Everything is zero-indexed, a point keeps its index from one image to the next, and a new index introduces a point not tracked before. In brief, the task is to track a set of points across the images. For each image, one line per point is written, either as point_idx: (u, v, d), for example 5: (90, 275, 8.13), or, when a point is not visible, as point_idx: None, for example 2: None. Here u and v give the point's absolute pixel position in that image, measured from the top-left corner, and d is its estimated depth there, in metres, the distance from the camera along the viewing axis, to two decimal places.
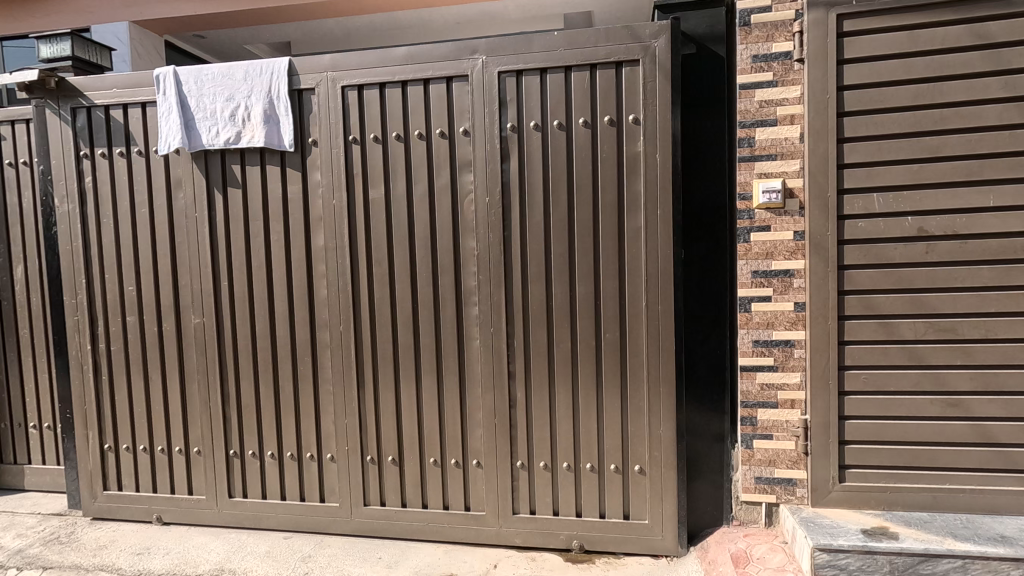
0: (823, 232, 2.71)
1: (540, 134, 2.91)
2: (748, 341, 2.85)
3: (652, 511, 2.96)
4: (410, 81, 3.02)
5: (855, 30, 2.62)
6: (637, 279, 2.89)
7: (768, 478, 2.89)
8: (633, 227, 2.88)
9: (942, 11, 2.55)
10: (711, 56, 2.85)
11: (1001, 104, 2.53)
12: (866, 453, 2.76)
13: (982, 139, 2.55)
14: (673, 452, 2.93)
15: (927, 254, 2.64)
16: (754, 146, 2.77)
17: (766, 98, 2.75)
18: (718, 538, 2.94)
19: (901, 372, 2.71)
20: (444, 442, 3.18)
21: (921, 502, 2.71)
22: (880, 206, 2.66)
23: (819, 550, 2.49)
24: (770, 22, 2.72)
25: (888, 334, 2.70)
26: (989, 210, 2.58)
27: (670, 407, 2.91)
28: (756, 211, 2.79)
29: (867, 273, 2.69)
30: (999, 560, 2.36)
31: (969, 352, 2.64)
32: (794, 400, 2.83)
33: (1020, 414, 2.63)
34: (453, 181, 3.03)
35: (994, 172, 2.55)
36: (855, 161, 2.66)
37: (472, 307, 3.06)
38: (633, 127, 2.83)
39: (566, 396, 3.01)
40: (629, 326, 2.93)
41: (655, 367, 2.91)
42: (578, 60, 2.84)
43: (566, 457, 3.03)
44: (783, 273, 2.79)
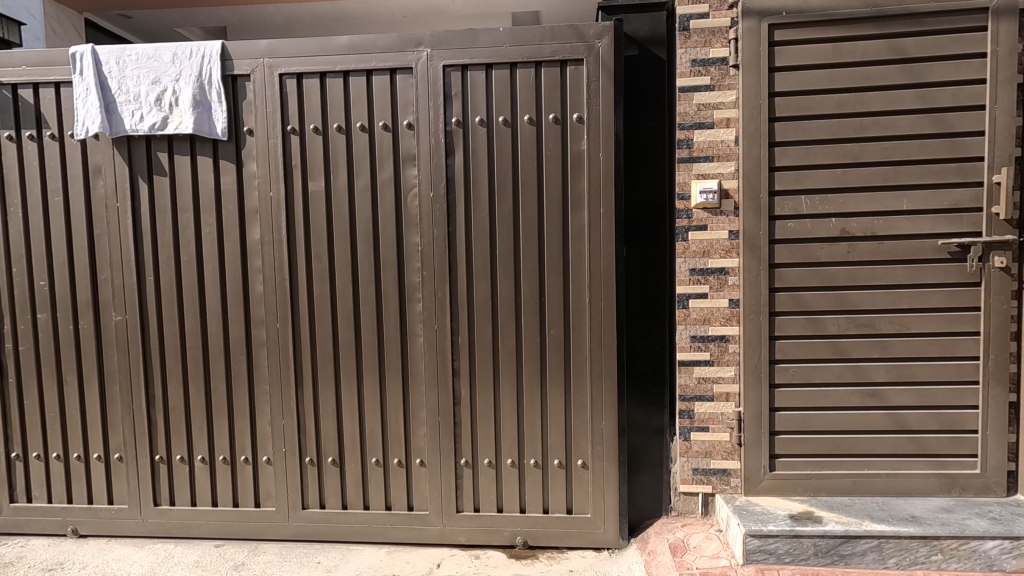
0: (756, 231, 2.83)
1: (485, 129, 2.90)
2: (686, 336, 2.94)
3: (595, 505, 3.01)
4: (352, 72, 2.94)
5: (784, 40, 2.75)
6: (581, 276, 2.93)
7: (705, 469, 3.00)
8: (577, 225, 2.91)
9: (862, 25, 2.71)
10: (652, 58, 2.92)
11: (914, 115, 2.72)
12: (793, 443, 2.91)
13: (897, 146, 2.73)
14: (615, 445, 2.99)
15: (849, 253, 2.80)
16: (692, 147, 2.86)
17: (704, 101, 2.84)
18: (657, 529, 3.02)
19: (826, 365, 2.87)
20: (386, 441, 3.12)
21: (843, 487, 2.88)
22: (808, 207, 2.80)
23: (751, 536, 2.60)
24: (708, 28, 2.81)
25: (815, 329, 2.85)
26: (904, 212, 2.77)
27: (612, 402, 2.96)
28: (694, 211, 2.89)
29: (796, 271, 2.83)
30: (909, 538, 2.53)
31: (885, 346, 2.83)
32: (729, 393, 2.94)
33: (930, 403, 2.83)
34: (397, 175, 2.98)
35: (908, 177, 2.74)
36: (785, 164, 2.80)
37: (416, 303, 3.02)
38: (577, 126, 2.87)
39: (511, 393, 3.01)
40: (573, 323, 2.96)
41: (597, 363, 2.96)
42: (523, 57, 2.84)
43: (510, 453, 3.04)
44: (719, 271, 2.89)
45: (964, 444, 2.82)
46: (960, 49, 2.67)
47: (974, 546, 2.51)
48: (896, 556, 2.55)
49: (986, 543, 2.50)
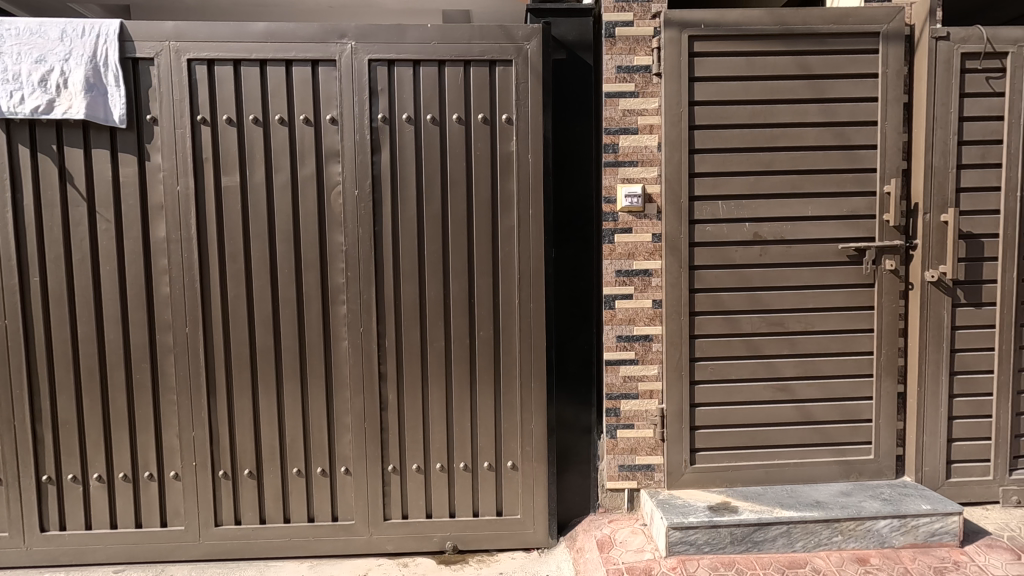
0: (677, 234, 2.94)
1: (412, 127, 2.83)
2: (612, 336, 3.01)
3: (524, 506, 3.02)
4: (269, 61, 2.77)
5: (703, 52, 2.87)
6: (510, 277, 2.93)
7: (630, 465, 3.08)
8: (506, 226, 2.91)
9: (773, 42, 2.88)
10: (579, 62, 2.97)
11: (817, 127, 2.92)
12: (712, 437, 3.04)
13: (803, 156, 2.92)
14: (544, 446, 3.01)
15: (761, 256, 2.97)
16: (617, 152, 2.93)
17: (629, 107, 2.92)
18: (585, 526, 3.07)
19: (741, 361, 3.02)
20: (309, 450, 2.97)
21: (756, 477, 3.05)
22: (724, 212, 2.94)
23: (672, 529, 2.70)
24: (632, 36, 2.89)
25: (730, 327, 3.00)
26: (809, 218, 2.97)
27: (541, 402, 2.98)
28: (620, 214, 2.96)
29: (713, 272, 2.97)
30: (814, 522, 2.72)
31: (794, 343, 3.01)
32: (653, 391, 3.04)
33: (832, 395, 3.05)
34: (319, 171, 2.84)
35: (812, 185, 2.94)
36: (704, 170, 2.92)
37: (340, 305, 2.90)
38: (506, 126, 2.86)
39: (441, 396, 2.96)
40: (502, 324, 2.95)
41: (527, 364, 2.97)
42: (452, 55, 2.80)
43: (439, 457, 2.98)
44: (643, 272, 2.98)
45: (861, 432, 3.06)
46: (856, 69, 2.90)
47: (869, 525, 2.73)
48: (802, 539, 2.72)
49: (879, 523, 2.73)
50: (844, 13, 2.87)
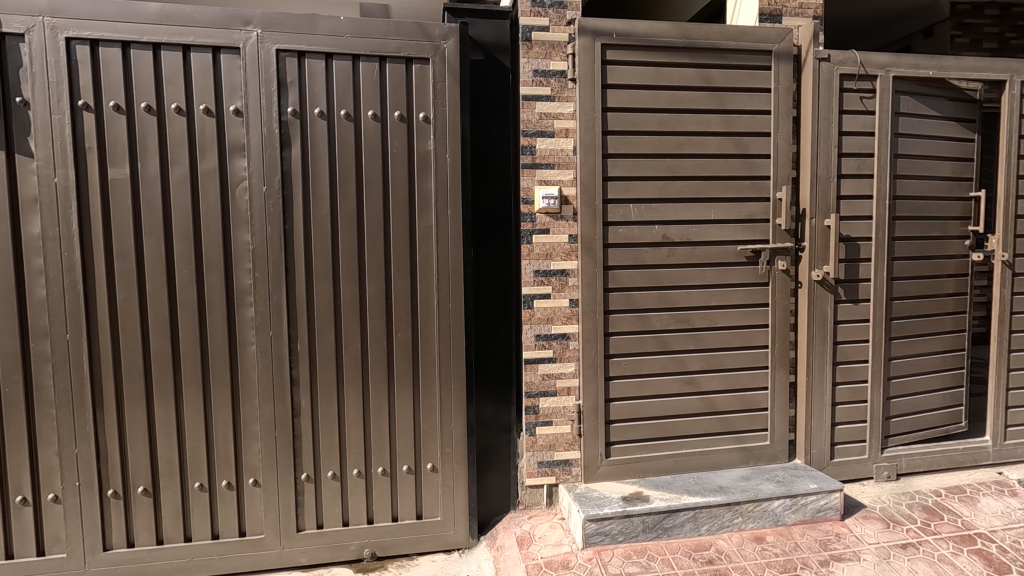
0: (592, 235, 3.03)
1: (325, 122, 2.73)
2: (531, 335, 3.06)
3: (445, 507, 3.00)
4: (164, 45, 2.57)
5: (615, 60, 2.99)
6: (429, 277, 2.91)
7: (549, 461, 3.14)
8: (424, 226, 2.88)
9: (679, 54, 3.04)
10: (497, 64, 3.00)
11: (719, 136, 3.12)
12: (625, 430, 3.17)
13: (706, 163, 3.11)
14: (464, 446, 3.01)
15: (669, 257, 3.13)
16: (535, 154, 2.98)
17: (545, 111, 2.98)
18: (506, 524, 3.11)
19: (652, 357, 3.17)
20: (212, 463, 2.79)
21: (667, 467, 3.21)
22: (635, 215, 3.07)
23: (589, 521, 2.79)
24: (548, 41, 2.96)
25: (642, 325, 3.14)
26: (711, 221, 3.16)
27: (460, 402, 2.98)
28: (537, 215, 3.01)
29: (626, 272, 3.09)
30: (717, 506, 2.90)
31: (699, 338, 3.20)
32: (570, 388, 3.12)
33: (733, 386, 3.27)
34: (223, 165, 2.67)
35: (714, 191, 3.13)
36: (616, 174, 3.04)
37: (248, 308, 2.75)
38: (424, 125, 2.84)
39: (357, 400, 2.88)
40: (421, 325, 2.92)
41: (446, 365, 2.96)
42: (367, 50, 2.73)
43: (356, 463, 2.90)
44: (560, 272, 3.05)
45: (758, 420, 3.31)
46: (752, 83, 3.13)
47: (765, 506, 2.95)
48: (707, 523, 2.90)
49: (773, 503, 2.96)
50: (741, 30, 3.08)
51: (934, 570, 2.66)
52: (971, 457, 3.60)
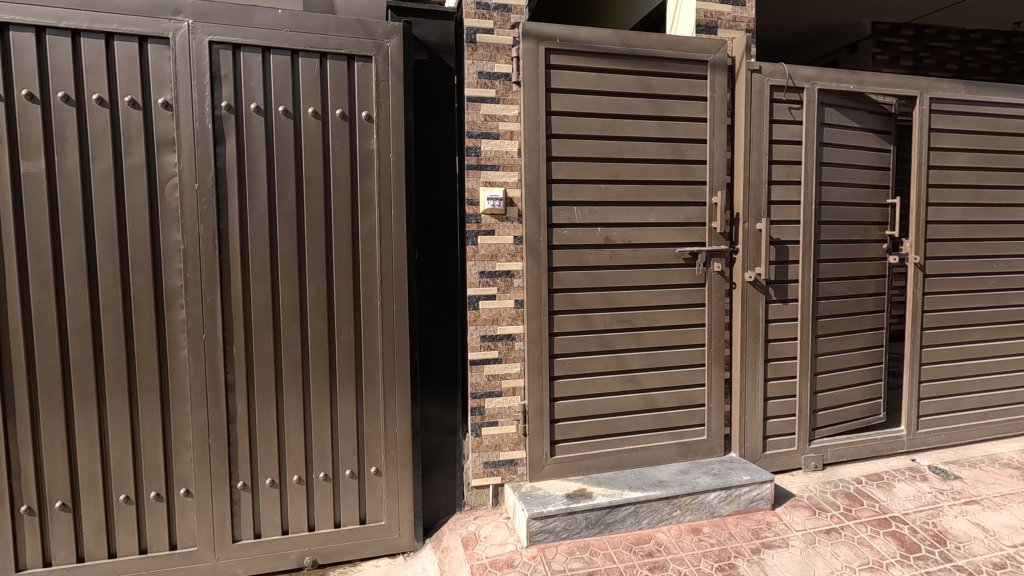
0: (537, 237, 3.07)
1: (262, 118, 2.64)
2: (476, 336, 3.06)
3: (389, 511, 2.96)
4: (84, 32, 2.41)
5: (559, 65, 3.03)
6: (372, 279, 2.87)
7: (495, 461, 3.16)
8: (367, 226, 2.83)
9: (620, 61, 3.12)
10: (441, 64, 3.00)
11: (658, 142, 3.22)
12: (569, 429, 3.22)
13: (647, 167, 3.21)
14: (408, 449, 2.99)
15: (611, 258, 3.20)
16: (480, 155, 2.99)
17: (490, 112, 2.99)
18: (451, 525, 3.11)
19: (595, 357, 3.24)
20: (139, 474, 2.64)
21: (610, 463, 3.28)
22: (579, 217, 3.13)
23: (533, 519, 2.82)
24: (493, 43, 2.98)
25: (585, 325, 3.20)
26: (651, 224, 3.26)
27: (404, 404, 2.96)
28: (483, 216, 3.02)
29: (569, 274, 3.15)
30: (657, 500, 2.99)
31: (640, 337, 3.30)
32: (515, 388, 3.15)
33: (672, 384, 3.38)
34: (151, 161, 2.55)
35: (654, 195, 3.24)
36: (560, 177, 3.09)
37: (178, 310, 2.62)
38: (366, 124, 2.79)
39: (297, 405, 2.80)
40: (364, 327, 2.88)
41: (390, 367, 2.93)
42: (306, 45, 2.66)
43: (296, 469, 2.82)
44: (505, 273, 3.07)
45: (696, 416, 3.43)
46: (690, 91, 3.25)
47: (702, 498, 3.07)
48: (647, 517, 2.99)
49: (709, 495, 3.08)
50: (679, 40, 3.19)
51: (854, 552, 2.84)
52: (889, 446, 3.86)
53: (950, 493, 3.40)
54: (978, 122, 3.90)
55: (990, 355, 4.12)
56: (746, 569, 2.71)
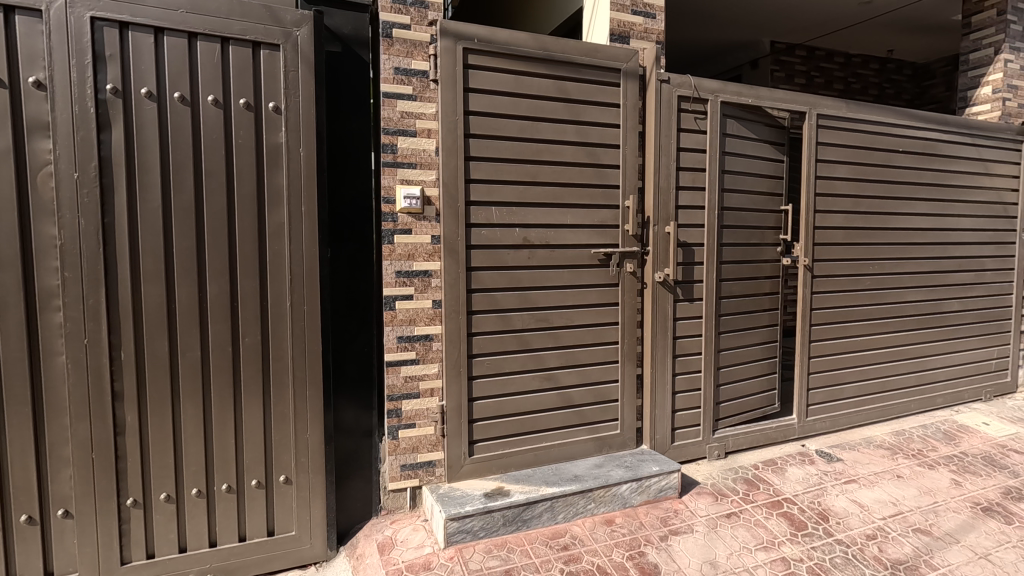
0: (455, 236, 3.05)
1: (154, 105, 2.44)
2: (392, 337, 3.00)
3: (299, 521, 2.84)
4: None
5: (476, 65, 3.04)
6: (281, 279, 2.73)
7: (412, 464, 3.11)
8: (275, 223, 2.70)
9: (537, 65, 3.17)
10: (356, 57, 2.92)
11: (574, 146, 3.30)
12: (488, 428, 3.23)
13: (563, 170, 3.28)
14: (321, 455, 2.88)
15: (529, 259, 3.25)
16: (396, 153, 2.94)
17: (406, 110, 2.95)
18: (367, 531, 3.03)
19: (513, 356, 3.27)
20: (7, 496, 2.36)
21: (528, 461, 3.33)
22: (497, 217, 3.15)
23: (451, 520, 2.81)
24: (410, 40, 2.94)
25: (504, 324, 3.23)
26: (568, 226, 3.34)
27: (317, 409, 2.85)
28: (399, 215, 2.97)
29: (488, 274, 3.16)
30: (572, 495, 3.07)
31: (557, 336, 3.37)
32: (433, 389, 3.12)
33: (588, 381, 3.48)
34: (20, 146, 2.28)
35: (570, 197, 3.32)
36: (478, 177, 3.09)
37: (55, 313, 2.38)
38: (274, 116, 2.66)
39: (196, 413, 2.61)
40: (272, 329, 2.74)
41: (300, 371, 2.80)
42: (206, 29, 2.49)
43: (196, 482, 2.63)
44: (422, 273, 3.04)
45: (610, 411, 3.56)
46: (604, 98, 3.36)
47: (614, 491, 3.19)
48: (563, 511, 3.06)
49: (621, 487, 3.21)
50: (594, 48, 3.29)
51: (751, 534, 3.06)
52: (782, 433, 4.19)
53: (833, 474, 3.75)
54: (858, 138, 4.32)
55: (868, 348, 4.58)
56: (655, 556, 2.85)
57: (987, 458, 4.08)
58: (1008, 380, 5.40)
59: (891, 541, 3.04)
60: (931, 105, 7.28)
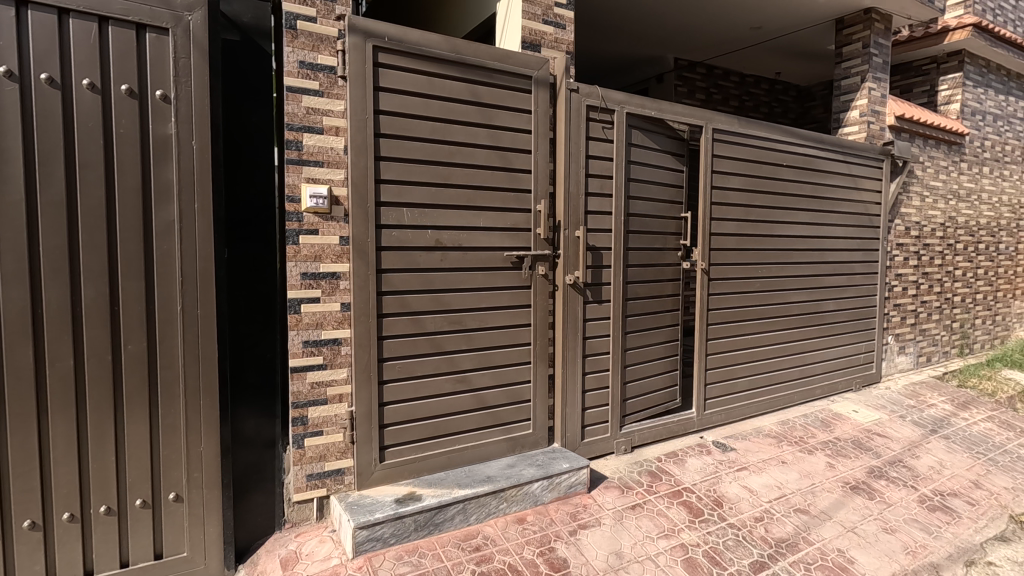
0: (365, 237, 2.98)
1: (16, 86, 2.18)
2: (297, 342, 2.87)
3: (192, 541, 2.65)
4: None
5: (387, 64, 2.98)
6: (171, 281, 2.54)
7: (319, 473, 2.99)
8: (163, 220, 2.50)
9: (450, 68, 3.17)
10: (256, 47, 2.81)
11: (487, 149, 3.33)
12: (400, 432, 3.17)
13: (476, 173, 3.30)
14: (217, 469, 2.70)
15: (442, 261, 3.24)
16: (301, 150, 2.82)
17: (312, 106, 2.84)
18: (269, 546, 2.88)
19: (426, 359, 3.24)
20: None
21: (441, 464, 3.31)
22: (408, 219, 3.11)
23: (359, 529, 2.72)
24: (316, 33, 2.83)
25: (416, 327, 3.19)
26: (481, 228, 3.36)
27: (212, 420, 2.67)
28: (305, 215, 2.85)
29: (399, 276, 3.11)
30: (485, 495, 3.09)
31: (470, 338, 3.38)
32: (342, 394, 3.01)
33: (502, 382, 3.52)
34: None
35: (484, 200, 3.34)
36: (389, 177, 3.04)
37: None
38: (161, 105, 2.47)
39: (67, 430, 2.35)
40: (159, 335, 2.53)
41: (193, 379, 2.62)
42: (80, 6, 2.26)
43: (68, 505, 2.37)
44: (330, 275, 2.94)
45: (523, 411, 3.61)
46: (516, 103, 3.42)
47: (526, 489, 3.24)
48: (475, 512, 3.07)
49: (533, 485, 3.27)
50: (505, 54, 3.33)
51: (654, 523, 3.23)
52: (683, 426, 4.46)
53: (727, 463, 4.05)
54: (749, 152, 4.69)
55: (758, 345, 4.98)
56: (564, 550, 2.93)
57: (856, 442, 4.57)
58: (874, 372, 6.08)
59: (775, 521, 3.33)
60: (813, 124, 8.06)
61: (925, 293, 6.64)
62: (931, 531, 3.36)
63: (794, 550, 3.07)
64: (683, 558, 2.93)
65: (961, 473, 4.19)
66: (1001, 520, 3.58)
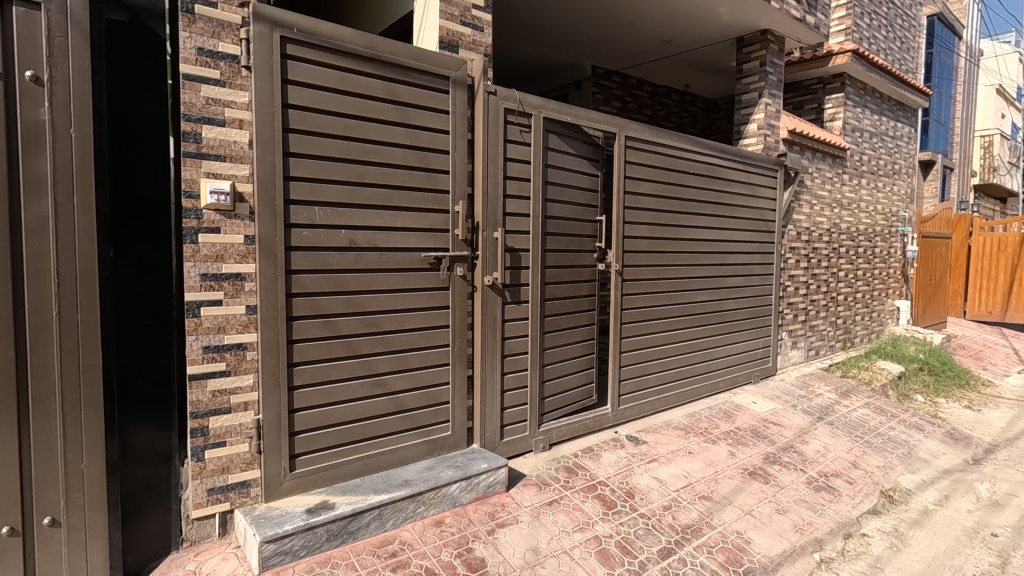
0: (272, 236, 2.84)
1: None
2: (196, 348, 2.67)
3: (71, 568, 2.42)
4: None
5: (296, 56, 2.86)
6: (44, 282, 2.29)
7: (222, 486, 2.80)
8: (35, 216, 2.25)
9: (365, 64, 3.09)
10: (147, 30, 2.60)
11: (404, 149, 3.28)
12: (311, 440, 3.05)
13: (393, 173, 3.24)
14: (101, 488, 2.48)
15: (357, 262, 3.15)
16: (200, 143, 2.63)
17: (212, 96, 2.66)
18: (163, 568, 2.66)
19: (340, 362, 3.13)
20: None
21: (356, 470, 3.21)
22: (320, 218, 3.00)
23: (266, 543, 2.58)
24: (216, 18, 2.65)
25: (329, 330, 3.08)
26: (398, 228, 3.30)
27: (95, 434, 2.45)
28: (204, 212, 2.66)
29: (310, 277, 2.99)
30: (401, 500, 3.03)
31: (387, 340, 3.31)
32: (247, 402, 2.85)
33: (420, 385, 3.48)
34: None
35: (400, 200, 3.29)
36: (299, 175, 2.91)
37: None
38: (32, 87, 2.22)
39: None
40: (30, 344, 2.28)
41: (71, 391, 2.38)
42: None
43: None
44: (233, 276, 2.77)
45: (442, 413, 3.59)
46: (434, 103, 3.39)
47: (445, 491, 3.22)
48: (392, 518, 3.01)
49: (451, 487, 3.25)
50: (423, 53, 3.29)
51: (570, 517, 3.32)
52: (598, 422, 4.62)
53: (639, 456, 4.24)
54: (659, 159, 4.94)
55: (667, 343, 5.26)
56: (481, 550, 2.95)
57: (753, 430, 4.94)
58: (770, 365, 6.60)
59: (682, 509, 3.53)
60: (717, 134, 8.62)
61: (814, 293, 7.30)
62: (816, 509, 3.70)
63: (698, 535, 3.27)
64: (597, 550, 3.04)
65: (842, 455, 4.65)
66: (873, 496, 4.01)
